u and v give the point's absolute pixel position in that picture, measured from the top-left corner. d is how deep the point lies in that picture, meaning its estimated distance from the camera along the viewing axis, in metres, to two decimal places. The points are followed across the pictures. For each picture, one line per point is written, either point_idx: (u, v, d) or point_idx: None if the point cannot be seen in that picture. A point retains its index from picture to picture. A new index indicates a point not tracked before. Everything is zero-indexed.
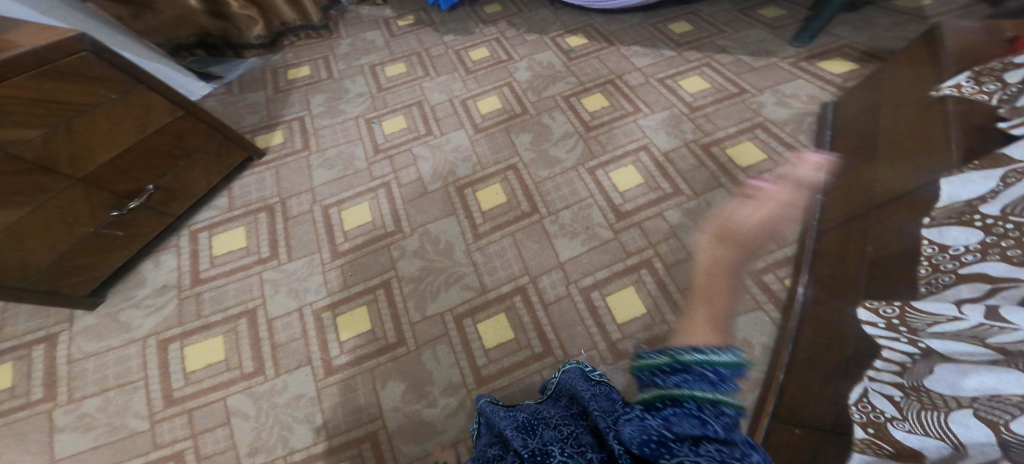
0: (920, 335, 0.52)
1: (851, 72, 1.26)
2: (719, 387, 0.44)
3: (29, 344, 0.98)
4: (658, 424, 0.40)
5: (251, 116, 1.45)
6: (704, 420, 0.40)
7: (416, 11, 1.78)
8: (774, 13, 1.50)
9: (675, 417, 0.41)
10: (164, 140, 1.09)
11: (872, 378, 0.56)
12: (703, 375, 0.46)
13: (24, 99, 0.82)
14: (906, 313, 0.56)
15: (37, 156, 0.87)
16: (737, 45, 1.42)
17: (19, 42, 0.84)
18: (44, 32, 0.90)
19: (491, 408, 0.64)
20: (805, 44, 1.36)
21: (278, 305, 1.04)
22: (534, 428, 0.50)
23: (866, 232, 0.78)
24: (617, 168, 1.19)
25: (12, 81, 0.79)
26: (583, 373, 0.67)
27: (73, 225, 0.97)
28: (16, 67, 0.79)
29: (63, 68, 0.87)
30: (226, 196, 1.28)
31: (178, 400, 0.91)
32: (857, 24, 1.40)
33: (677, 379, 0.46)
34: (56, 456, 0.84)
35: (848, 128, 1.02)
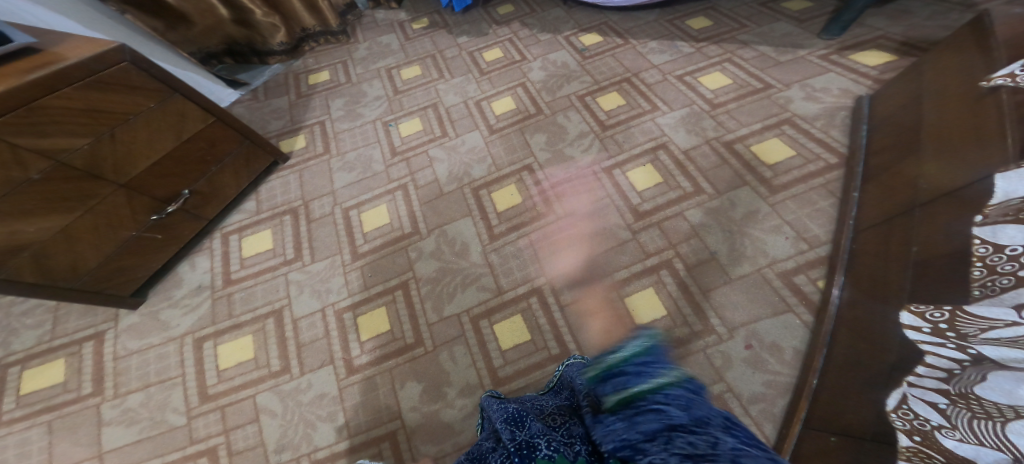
0: (970, 342, 0.49)
1: (889, 63, 1.17)
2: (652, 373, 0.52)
3: (79, 341, 1.06)
4: (620, 427, 0.44)
5: (276, 121, 1.49)
6: (659, 410, 0.44)
7: (430, 14, 1.78)
8: (799, 5, 1.41)
9: (635, 415, 0.45)
10: (198, 147, 1.15)
11: (913, 383, 0.54)
12: (635, 369, 0.54)
13: (73, 109, 0.88)
14: (956, 317, 0.52)
15: (85, 163, 0.93)
16: (761, 38, 1.34)
17: (68, 55, 0.90)
18: (89, 45, 0.95)
19: (488, 403, 0.70)
20: (835, 36, 1.28)
21: (303, 305, 1.09)
22: (521, 420, 0.54)
23: (909, 232, 0.73)
24: (634, 167, 1.16)
25: (62, 93, 0.85)
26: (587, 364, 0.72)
27: (118, 229, 1.04)
28: (66, 78, 0.85)
29: (109, 79, 0.92)
30: (254, 200, 1.33)
31: (212, 396, 0.97)
32: (895, 13, 1.30)
33: (620, 380, 0.52)
34: (103, 448, 0.91)
35: (887, 122, 0.96)
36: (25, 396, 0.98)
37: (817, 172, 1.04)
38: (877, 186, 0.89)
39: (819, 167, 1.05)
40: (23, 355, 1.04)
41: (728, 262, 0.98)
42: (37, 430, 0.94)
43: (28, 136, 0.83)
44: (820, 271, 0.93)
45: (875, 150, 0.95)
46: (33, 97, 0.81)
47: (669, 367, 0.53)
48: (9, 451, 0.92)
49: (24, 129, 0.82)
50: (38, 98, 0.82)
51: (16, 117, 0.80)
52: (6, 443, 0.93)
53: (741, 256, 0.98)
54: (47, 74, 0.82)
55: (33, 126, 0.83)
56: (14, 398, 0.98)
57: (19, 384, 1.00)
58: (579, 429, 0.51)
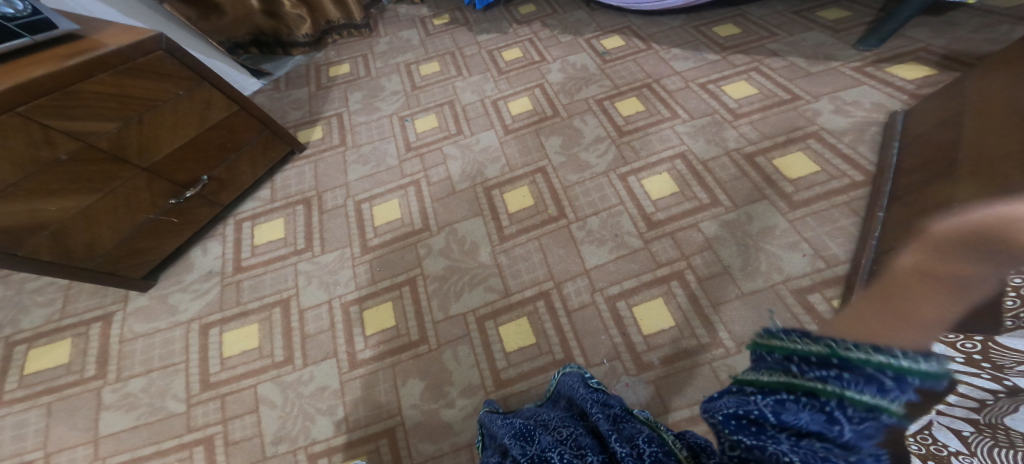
0: (1006, 373, 0.52)
1: (926, 78, 1.12)
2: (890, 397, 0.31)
3: (88, 322, 1.08)
4: (767, 405, 0.34)
5: (295, 112, 1.51)
6: (834, 421, 0.32)
7: (452, 10, 1.78)
8: (836, 15, 1.36)
9: (793, 404, 0.33)
10: (219, 134, 1.16)
11: (942, 411, 0.54)
12: (874, 382, 0.32)
13: (104, 94, 0.90)
14: (989, 348, 0.54)
15: (111, 146, 0.95)
16: (791, 48, 1.30)
17: (104, 42, 0.92)
18: (129, 32, 0.98)
19: (489, 421, 0.70)
20: (872, 47, 1.23)
21: (310, 296, 1.09)
22: (530, 434, 0.56)
23: None
24: (650, 175, 1.13)
25: (96, 78, 0.88)
26: (583, 378, 0.74)
27: (136, 211, 1.06)
28: (102, 65, 0.88)
29: (142, 66, 0.95)
30: (269, 188, 1.34)
31: (213, 384, 0.98)
32: (940, 25, 1.24)
33: (826, 373, 0.33)
34: (100, 433, 0.92)
35: (919, 140, 0.91)
36: (28, 376, 1.00)
37: (841, 189, 1.00)
38: (905, 206, 0.85)
39: (844, 184, 1.01)
40: (31, 333, 1.06)
41: (741, 276, 0.95)
42: (35, 412, 0.95)
43: (59, 118, 0.86)
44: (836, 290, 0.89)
45: (905, 170, 0.91)
46: (67, 82, 0.84)
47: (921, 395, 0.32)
48: (9, 431, 0.93)
49: (55, 111, 0.84)
50: (72, 83, 0.85)
51: (50, 100, 0.83)
52: (6, 423, 0.94)
53: (756, 270, 0.95)
54: (83, 60, 0.85)
55: (67, 110, 0.86)
56: (18, 377, 1.00)
57: (23, 364, 1.02)
58: (586, 439, 0.51)
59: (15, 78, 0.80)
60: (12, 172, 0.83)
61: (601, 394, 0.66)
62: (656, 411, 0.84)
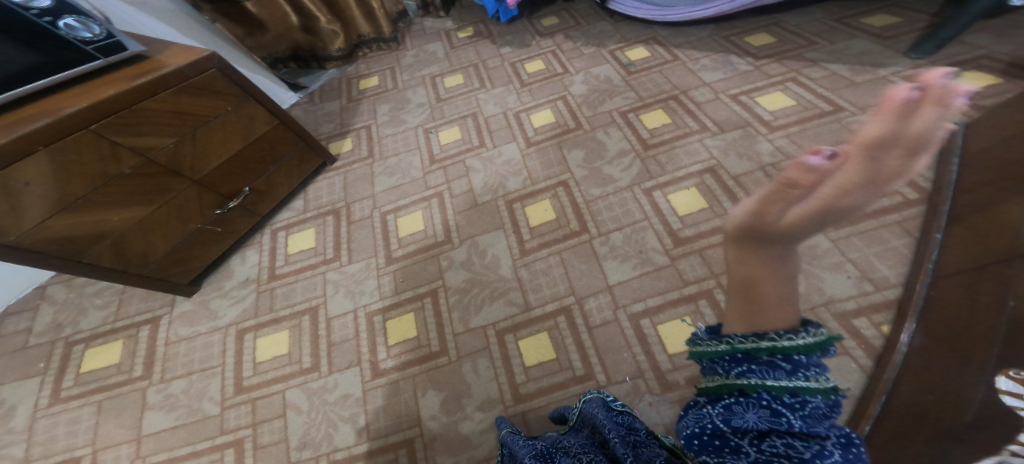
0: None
1: (990, 87, 1.01)
2: (799, 376, 0.48)
3: (138, 324, 1.17)
4: (721, 414, 0.48)
5: (328, 124, 1.56)
6: (776, 413, 0.46)
7: (476, 23, 1.79)
8: (884, 21, 1.25)
9: (740, 407, 0.48)
10: (261, 148, 1.23)
11: (1013, 455, 0.45)
12: (781, 363, 0.49)
13: (164, 111, 0.97)
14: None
15: (168, 160, 1.03)
16: (832, 56, 1.21)
17: (168, 62, 0.99)
18: (187, 53, 1.04)
19: (512, 438, 0.70)
20: (926, 55, 1.12)
21: (337, 305, 1.13)
22: (549, 457, 0.58)
23: (1005, 282, 0.61)
24: (677, 190, 1.08)
25: (158, 97, 0.95)
26: (606, 402, 0.69)
27: (186, 220, 1.14)
28: (164, 84, 0.95)
29: (197, 84, 1.01)
30: (303, 199, 1.40)
31: (246, 388, 1.03)
32: (1010, 27, 1.11)
33: (746, 369, 0.51)
34: (143, 432, 1.00)
35: (983, 155, 0.81)
36: (83, 374, 1.09)
37: (891, 207, 0.92)
38: (966, 225, 0.77)
39: (894, 202, 0.92)
40: (89, 334, 1.16)
41: None
42: (87, 409, 1.04)
43: (125, 135, 0.93)
44: (886, 316, 0.82)
45: (966, 187, 0.83)
46: (134, 100, 0.91)
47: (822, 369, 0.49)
48: (64, 426, 1.02)
49: (122, 129, 0.92)
50: (138, 102, 0.92)
51: (118, 118, 0.90)
52: (61, 419, 1.03)
53: None
54: (149, 80, 0.92)
55: (130, 127, 0.93)
56: (74, 375, 1.09)
57: (81, 362, 1.11)
58: None
59: (88, 98, 0.87)
60: (82, 186, 0.91)
61: (627, 419, 0.63)
62: None
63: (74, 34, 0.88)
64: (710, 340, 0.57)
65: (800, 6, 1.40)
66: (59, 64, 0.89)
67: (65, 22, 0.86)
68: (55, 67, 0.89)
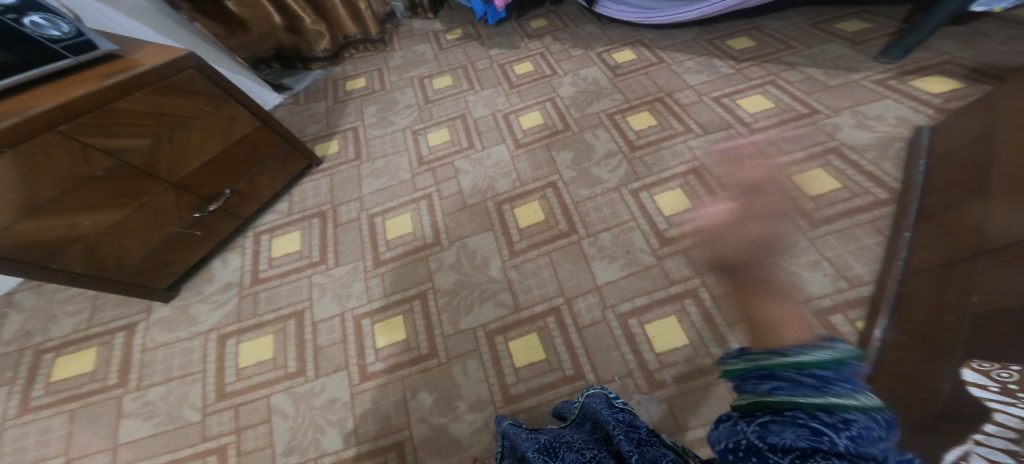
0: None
1: (955, 91, 1.07)
2: (818, 389, 0.39)
3: (113, 331, 1.13)
4: (754, 432, 0.39)
5: (313, 125, 1.54)
6: (817, 431, 0.36)
7: (465, 25, 1.81)
8: (856, 26, 1.32)
9: (776, 424, 0.38)
10: (243, 149, 1.20)
11: (979, 441, 0.51)
12: (807, 379, 0.40)
13: (140, 112, 0.95)
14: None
15: (144, 162, 1.00)
16: (810, 60, 1.26)
17: (142, 62, 0.97)
18: (163, 52, 1.02)
19: (513, 432, 0.72)
20: (896, 60, 1.18)
21: (323, 308, 1.11)
22: (554, 451, 0.60)
23: (971, 281, 0.66)
24: (663, 191, 1.11)
25: (132, 97, 0.92)
26: (608, 398, 0.72)
27: (163, 224, 1.10)
28: (137, 84, 0.92)
29: (175, 84, 0.99)
30: (287, 201, 1.38)
31: (228, 394, 1.00)
32: (973, 34, 1.19)
33: (770, 385, 0.41)
34: (118, 441, 0.96)
35: (951, 156, 0.86)
36: (54, 383, 1.04)
37: (863, 207, 0.96)
38: (934, 225, 0.81)
39: (867, 202, 0.97)
40: (60, 341, 1.11)
41: None
42: (59, 418, 0.99)
43: (98, 136, 0.90)
44: (860, 312, 0.85)
45: (932, 188, 0.87)
46: (106, 100, 0.89)
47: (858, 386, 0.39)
48: (32, 437, 0.97)
49: (95, 129, 0.89)
50: (111, 102, 0.90)
51: (90, 118, 0.87)
52: (31, 429, 0.98)
53: None
54: (122, 79, 0.90)
55: (103, 127, 0.90)
56: (44, 385, 1.04)
57: (51, 371, 1.06)
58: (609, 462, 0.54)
59: (57, 98, 0.84)
60: (51, 190, 0.88)
61: (627, 416, 0.65)
62: (669, 430, 0.84)
63: (40, 32, 0.85)
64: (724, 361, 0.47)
65: (777, 12, 1.47)
66: (27, 63, 0.86)
67: (31, 19, 0.84)
68: (20, 65, 0.86)
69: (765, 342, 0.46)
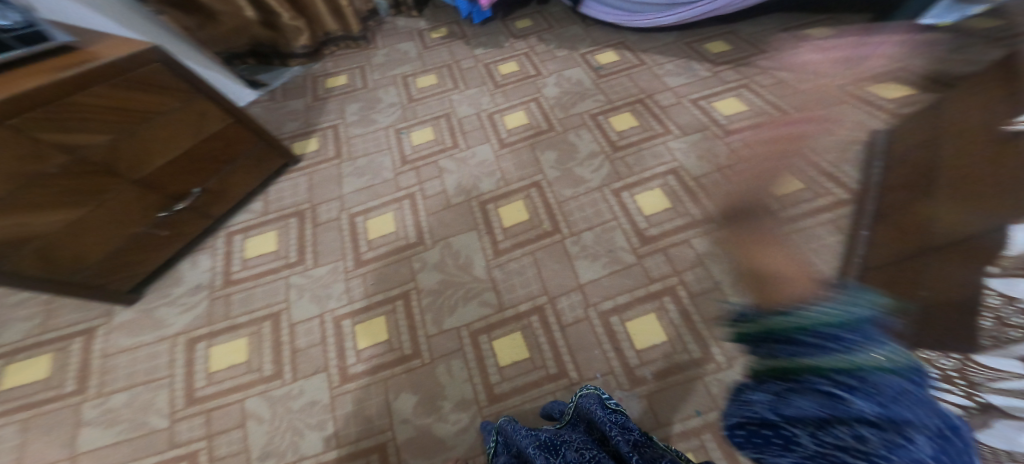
0: (980, 389, 0.52)
1: None
2: (837, 351, 0.41)
3: (69, 336, 1.05)
4: (767, 403, 0.43)
5: (290, 123, 1.51)
6: (834, 398, 0.39)
7: (450, 24, 1.82)
8: (822, 33, 1.42)
9: (796, 393, 0.42)
10: (213, 146, 1.16)
11: None
12: (817, 341, 0.42)
13: (99, 107, 0.90)
14: (968, 367, 0.53)
15: (104, 159, 0.95)
16: (781, 65, 1.35)
17: (103, 54, 0.92)
18: (124, 45, 0.97)
19: (511, 428, 0.74)
20: None
21: (301, 310, 1.08)
22: (556, 448, 0.63)
23: None
24: (643, 191, 1.15)
25: (91, 91, 0.88)
26: (602, 399, 0.73)
27: (125, 224, 1.04)
28: (97, 78, 0.88)
29: (138, 79, 0.95)
30: (262, 200, 1.33)
31: (199, 399, 0.95)
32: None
33: (786, 351, 0.44)
34: (77, 450, 0.90)
35: (902, 161, 0.93)
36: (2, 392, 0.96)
37: (826, 207, 1.03)
38: (887, 224, 0.87)
39: (829, 202, 1.03)
40: (8, 348, 1.03)
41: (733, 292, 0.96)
42: (10, 429, 0.92)
43: (54, 132, 0.85)
44: None
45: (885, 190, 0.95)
46: (63, 94, 0.84)
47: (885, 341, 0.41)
48: None
49: (49, 124, 0.84)
50: (68, 95, 0.85)
51: (44, 113, 0.82)
52: None
53: None
54: (80, 72, 0.85)
55: (59, 122, 0.85)
56: None
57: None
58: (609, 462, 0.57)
59: (8, 91, 0.79)
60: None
61: (620, 417, 0.67)
62: (649, 426, 0.85)
63: None
64: (740, 322, 0.50)
65: (753, 17, 1.55)
66: None
67: None
68: None
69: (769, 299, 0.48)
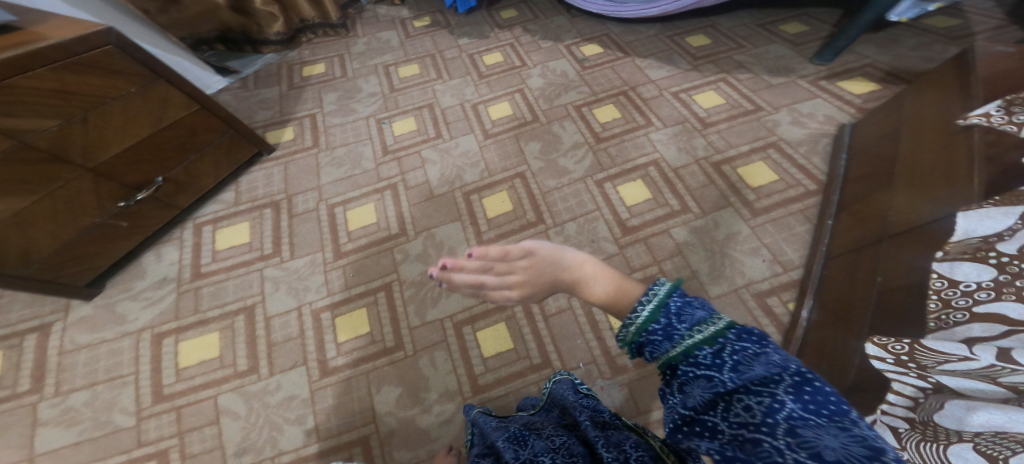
0: (929, 371, 0.51)
1: (873, 92, 1.25)
2: (680, 337, 0.40)
3: (22, 333, 0.99)
4: (678, 401, 0.39)
5: (264, 112, 1.46)
6: (712, 378, 0.37)
7: (433, 13, 1.80)
8: (796, 29, 1.49)
9: (685, 386, 0.39)
10: (176, 134, 1.09)
11: (884, 411, 0.56)
12: (657, 335, 0.42)
13: (43, 90, 0.83)
14: (916, 350, 0.54)
15: (51, 144, 0.88)
16: (757, 60, 1.41)
17: (49, 35, 0.85)
18: (74, 26, 0.91)
19: (483, 420, 0.70)
20: (827, 61, 1.35)
21: (278, 303, 1.04)
22: (524, 438, 0.58)
23: (875, 263, 0.75)
24: (625, 182, 1.17)
25: (34, 73, 0.81)
26: (574, 384, 0.72)
27: (78, 215, 0.97)
28: (42, 59, 0.81)
29: (89, 61, 0.88)
30: (233, 190, 1.27)
31: (166, 397, 0.92)
32: (887, 41, 1.38)
33: (647, 353, 0.42)
34: (35, 451, 0.85)
35: (866, 154, 0.99)
36: None
37: (796, 198, 1.08)
38: (850, 214, 0.92)
39: (799, 193, 1.09)
40: None
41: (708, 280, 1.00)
42: None
43: None
44: (791, 294, 0.95)
45: (850, 180, 1.00)
46: (3, 75, 0.77)
47: (692, 318, 0.41)
48: None
49: None
50: (9, 77, 0.78)
51: None
52: None
53: (720, 276, 1.00)
54: (22, 53, 0.78)
55: None
56: None
57: None
58: (578, 448, 0.53)
59: None
60: None
61: (591, 401, 0.65)
62: (630, 412, 0.87)
63: None
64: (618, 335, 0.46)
65: (731, 12, 1.62)
66: None
67: None
68: None
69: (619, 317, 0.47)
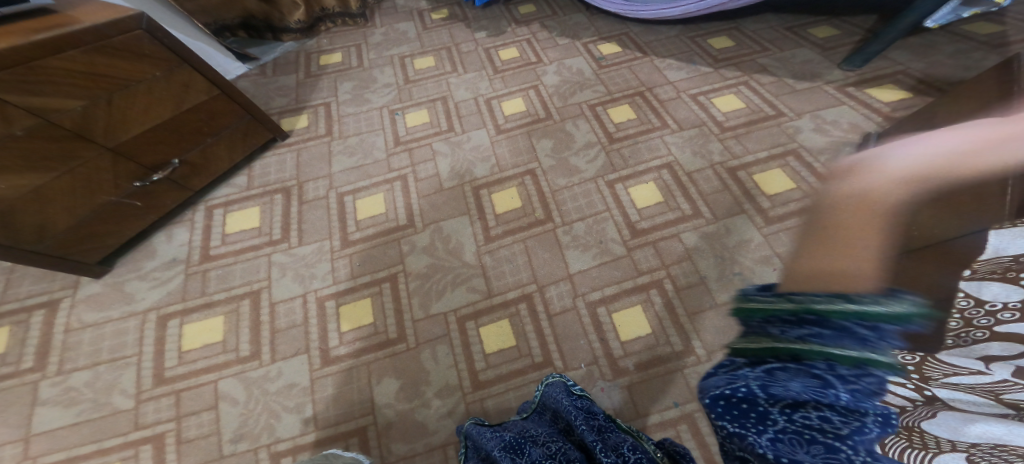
0: (928, 384, 0.39)
1: (902, 101, 1.21)
2: (874, 346, 0.33)
3: (30, 309, 1.02)
4: (756, 379, 0.37)
5: (280, 99, 1.47)
6: (827, 384, 0.34)
7: (451, 6, 1.80)
8: (826, 33, 1.45)
9: (784, 374, 0.36)
10: (196, 118, 1.10)
11: None
12: (864, 332, 0.34)
13: (72, 71, 0.85)
14: (924, 364, 0.40)
15: (76, 124, 0.89)
16: (781, 64, 1.38)
17: (80, 19, 0.87)
18: (108, 10, 0.93)
19: (478, 431, 0.67)
20: (856, 67, 1.32)
21: (283, 289, 1.04)
22: (520, 447, 0.56)
23: None
24: (637, 184, 1.16)
25: (65, 55, 0.83)
26: (566, 387, 0.72)
27: (96, 194, 0.99)
28: (72, 41, 0.83)
29: (118, 45, 0.90)
30: (246, 175, 1.28)
31: (167, 379, 0.93)
32: (919, 49, 1.34)
33: (807, 331, 0.36)
34: (32, 431, 0.87)
35: None
36: None
37: None
38: None
39: None
40: None
41: (717, 286, 0.98)
42: None
43: (22, 94, 0.80)
44: None
45: None
46: (33, 57, 0.79)
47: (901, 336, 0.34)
48: None
49: (18, 86, 0.79)
50: (39, 58, 0.80)
51: (14, 74, 0.77)
52: None
53: (730, 282, 0.98)
54: (52, 35, 0.80)
55: (29, 85, 0.80)
56: None
57: None
58: (575, 453, 0.54)
59: None
60: None
61: (585, 402, 0.66)
62: (627, 416, 0.86)
63: None
64: (762, 290, 0.40)
65: (757, 14, 1.58)
66: None
67: None
68: None
69: (817, 277, 0.37)
